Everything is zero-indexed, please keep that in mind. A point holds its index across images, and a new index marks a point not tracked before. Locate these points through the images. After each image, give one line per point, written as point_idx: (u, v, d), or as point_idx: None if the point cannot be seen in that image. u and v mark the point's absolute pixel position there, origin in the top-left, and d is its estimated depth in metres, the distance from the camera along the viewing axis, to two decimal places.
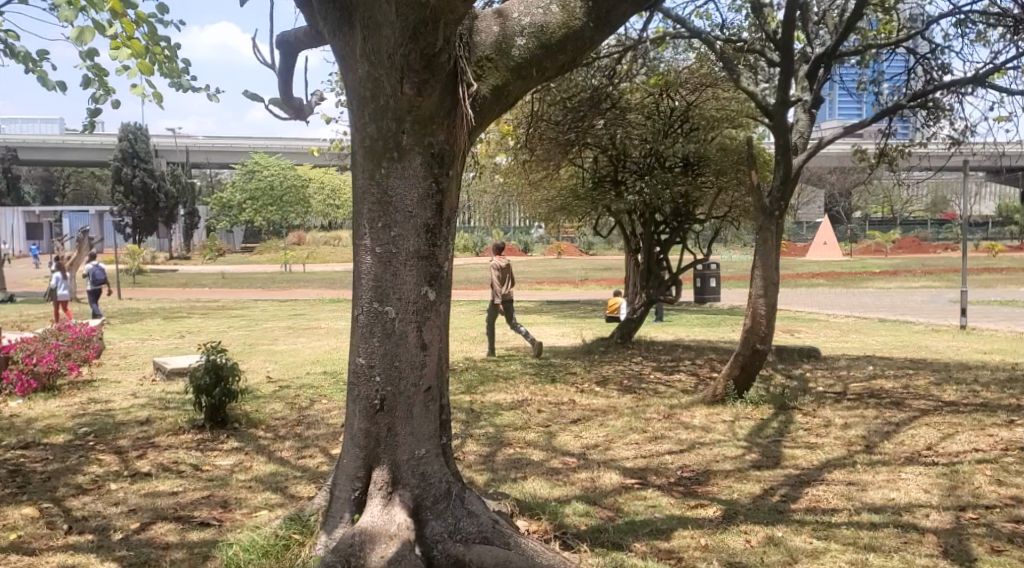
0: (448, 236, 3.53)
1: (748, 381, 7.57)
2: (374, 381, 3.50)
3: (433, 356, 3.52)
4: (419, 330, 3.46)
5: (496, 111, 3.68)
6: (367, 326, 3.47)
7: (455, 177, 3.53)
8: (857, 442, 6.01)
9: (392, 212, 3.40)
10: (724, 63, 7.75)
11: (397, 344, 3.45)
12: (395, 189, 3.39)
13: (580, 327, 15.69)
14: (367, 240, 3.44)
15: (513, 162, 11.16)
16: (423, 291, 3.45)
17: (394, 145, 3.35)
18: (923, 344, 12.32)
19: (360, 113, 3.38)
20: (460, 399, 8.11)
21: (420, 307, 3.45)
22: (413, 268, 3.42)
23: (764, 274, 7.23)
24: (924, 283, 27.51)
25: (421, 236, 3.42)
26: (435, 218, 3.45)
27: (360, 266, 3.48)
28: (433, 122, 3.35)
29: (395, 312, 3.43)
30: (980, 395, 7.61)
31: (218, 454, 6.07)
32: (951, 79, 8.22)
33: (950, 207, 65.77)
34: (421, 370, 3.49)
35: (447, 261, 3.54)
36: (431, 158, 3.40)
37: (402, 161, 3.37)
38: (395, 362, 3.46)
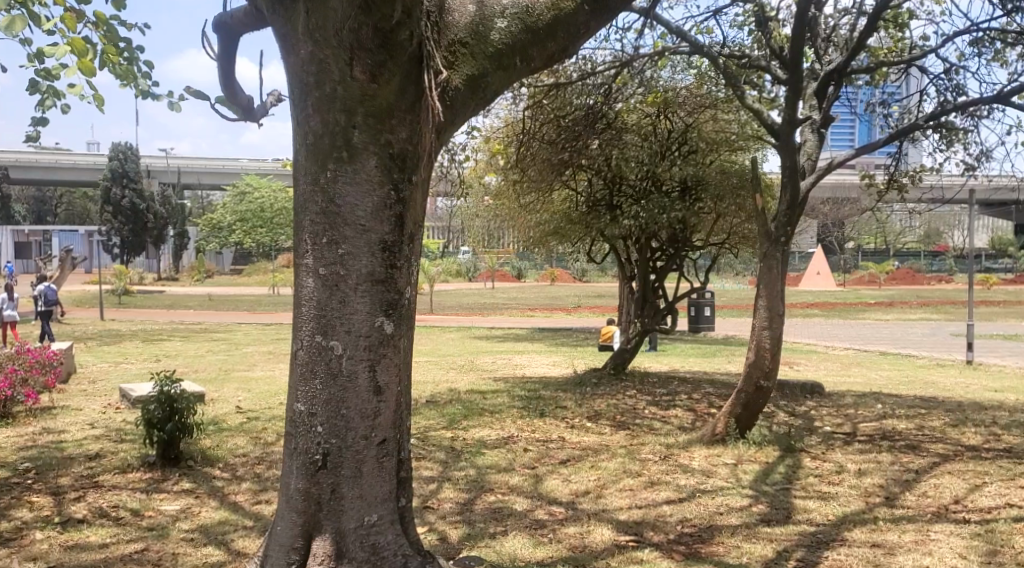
0: (411, 256, 2.98)
1: (752, 419, 6.97)
2: (316, 431, 2.92)
3: (390, 400, 2.96)
4: (373, 371, 2.89)
5: (472, 105, 3.16)
6: (307, 364, 2.89)
7: (420, 184, 3.00)
8: (874, 493, 5.43)
9: (340, 226, 2.84)
10: (726, 78, 7.26)
11: (345, 387, 2.87)
12: (345, 197, 2.84)
13: (571, 355, 15.10)
14: (309, 259, 2.88)
15: (503, 182, 10.57)
16: (378, 322, 2.88)
17: (344, 143, 2.82)
18: (930, 381, 11.77)
19: (304, 106, 2.86)
20: (441, 436, 7.49)
21: (375, 341, 2.88)
22: (364, 295, 2.85)
23: (770, 304, 6.63)
24: (923, 315, 27.09)
25: (376, 257, 2.86)
26: (394, 234, 2.89)
27: (300, 290, 2.91)
28: (393, 115, 2.83)
29: (342, 348, 2.86)
30: (1003, 439, 7.04)
31: (165, 497, 5.43)
32: (967, 100, 7.74)
33: (943, 240, 65.73)
34: (375, 418, 2.92)
35: (409, 286, 2.97)
36: (390, 160, 2.87)
37: (353, 165, 2.83)
38: (340, 408, 2.88)
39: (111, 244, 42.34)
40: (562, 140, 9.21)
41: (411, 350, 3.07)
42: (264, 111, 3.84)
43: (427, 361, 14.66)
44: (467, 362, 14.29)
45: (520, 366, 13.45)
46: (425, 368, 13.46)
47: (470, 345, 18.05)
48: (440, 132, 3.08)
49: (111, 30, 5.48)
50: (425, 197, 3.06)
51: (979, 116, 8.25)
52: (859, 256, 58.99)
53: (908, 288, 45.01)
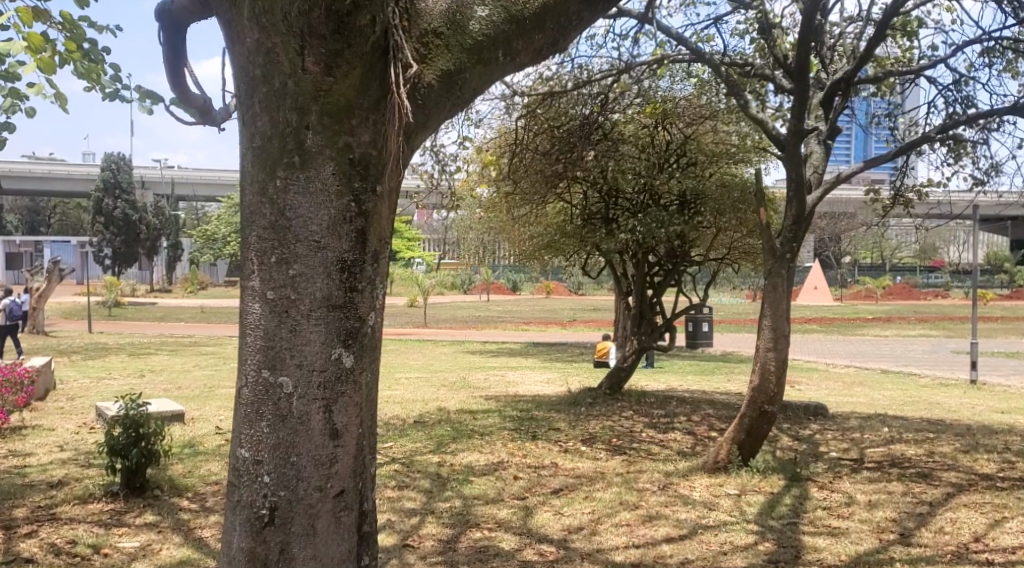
0: (377, 278, 2.65)
1: (755, 447, 6.62)
2: (263, 480, 2.58)
3: (350, 444, 2.62)
4: (329, 411, 2.56)
5: (450, 103, 2.83)
6: (252, 403, 2.56)
7: (387, 196, 2.67)
8: (888, 529, 5.06)
9: (291, 242, 2.52)
10: (729, 87, 6.95)
11: (295, 429, 2.54)
12: (298, 210, 2.52)
13: (565, 372, 14.73)
14: (255, 280, 2.56)
15: (495, 195, 10.19)
16: (335, 354, 2.55)
17: (296, 146, 2.51)
18: (934, 401, 11.42)
19: (252, 106, 2.57)
20: (428, 460, 7.11)
21: (332, 375, 2.55)
22: (318, 323, 2.52)
23: (773, 324, 6.30)
24: (922, 332, 26.80)
25: (333, 279, 2.53)
26: (355, 252, 2.56)
27: (247, 315, 2.59)
28: (353, 114, 2.52)
29: (291, 384, 2.53)
30: (1018, 467, 6.69)
31: (126, 533, 5.04)
32: (977, 113, 7.44)
33: (939, 255, 65.61)
34: (332, 464, 2.58)
35: (373, 313, 2.63)
36: (350, 167, 2.55)
37: (308, 172, 2.52)
38: (290, 453, 2.55)
39: (103, 255, 41.87)
40: (556, 151, 8.94)
41: (377, 383, 2.74)
42: (224, 114, 3.61)
43: (417, 378, 14.27)
44: (458, 378, 13.91)
45: (513, 383, 13.08)
46: (415, 385, 13.07)
47: (463, 360, 17.68)
48: (410, 134, 2.76)
49: (72, 27, 5.19)
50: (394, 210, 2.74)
51: (990, 130, 7.94)
52: (855, 270, 58.83)
53: (905, 304, 44.80)
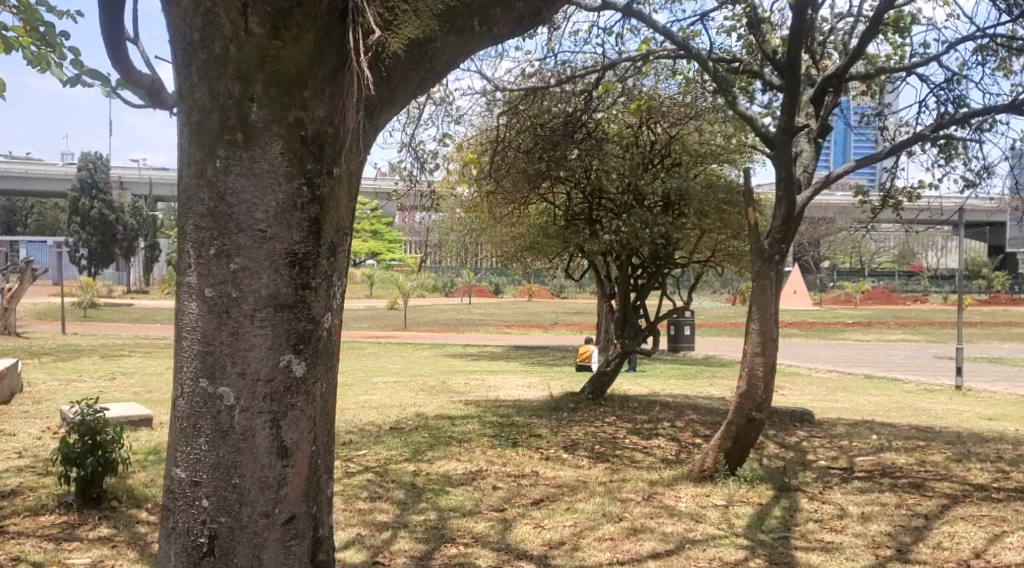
0: (331, 275, 2.57)
1: (742, 455, 6.34)
2: (201, 505, 2.46)
3: (300, 460, 2.53)
4: (276, 426, 2.46)
5: (419, 78, 2.82)
6: (190, 414, 2.46)
7: (343, 181, 2.60)
8: (884, 544, 4.84)
9: (233, 234, 2.42)
10: (717, 83, 6.74)
11: (239, 443, 2.43)
12: (242, 197, 2.42)
13: (547, 376, 14.47)
14: (194, 276, 2.45)
15: (476, 194, 9.90)
16: (283, 360, 2.46)
17: (238, 122, 2.41)
18: (921, 408, 11.26)
19: (190, 78, 2.46)
20: (403, 469, 6.82)
21: (281, 382, 2.46)
22: (264, 325, 2.43)
23: (761, 328, 6.07)
24: (903, 337, 26.78)
25: (281, 277, 2.44)
26: (305, 244, 2.48)
27: (185, 313, 2.48)
28: (304, 85, 2.44)
29: (231, 395, 2.43)
30: (1012, 478, 6.51)
31: (76, 547, 4.71)
32: (970, 111, 7.28)
33: (918, 260, 66.05)
34: (281, 486, 2.48)
35: (327, 312, 2.56)
36: (299, 148, 2.46)
37: (254, 151, 2.42)
38: (231, 473, 2.43)
39: (79, 255, 41.15)
40: (539, 150, 8.65)
41: (334, 385, 2.66)
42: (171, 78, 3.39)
43: (396, 382, 13.94)
44: (438, 383, 13.60)
45: (494, 388, 12.79)
46: (393, 389, 12.75)
47: (443, 364, 17.36)
48: (374, 111, 2.75)
49: (21, 8, 4.91)
50: (352, 197, 2.68)
51: (983, 129, 7.80)
52: (836, 275, 59.11)
53: (885, 308, 44.99)
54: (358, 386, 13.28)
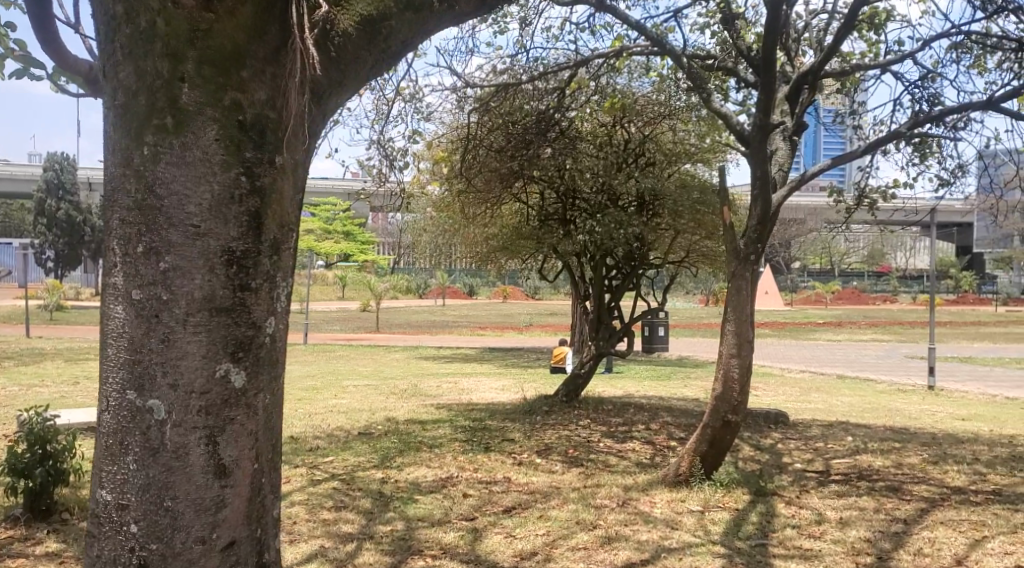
0: (273, 276, 2.53)
1: (717, 460, 6.20)
2: (129, 531, 2.42)
3: (240, 479, 2.49)
4: (212, 443, 2.41)
5: (372, 59, 2.84)
6: (118, 430, 2.41)
7: (287, 171, 2.57)
8: (863, 551, 4.74)
9: (164, 231, 2.36)
10: (691, 79, 6.61)
11: (174, 469, 2.39)
12: (173, 190, 2.37)
13: (520, 379, 14.29)
14: (120, 278, 2.39)
15: (448, 193, 9.69)
16: (220, 370, 2.41)
17: (168, 104, 2.37)
18: (895, 409, 11.24)
19: (118, 60, 2.43)
20: (371, 477, 6.62)
21: (218, 393, 2.42)
22: (197, 336, 2.38)
23: (737, 329, 5.94)
24: (875, 337, 26.95)
25: (216, 278, 2.39)
26: (243, 241, 2.43)
27: (111, 319, 2.43)
28: (242, 63, 2.43)
29: (161, 411, 2.37)
30: (989, 480, 6.47)
31: (21, 564, 4.45)
32: (946, 109, 7.24)
33: (888, 261, 66.77)
34: (221, 508, 2.45)
35: (269, 316, 2.53)
36: (237, 134, 2.43)
37: (187, 136, 2.38)
38: (165, 494, 2.39)
39: (45, 257, 40.28)
40: (511, 148, 8.51)
41: (279, 391, 2.63)
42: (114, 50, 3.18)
43: (367, 386, 13.68)
44: (410, 386, 13.36)
45: (466, 391, 12.59)
46: (363, 393, 12.50)
47: (415, 367, 17.12)
48: (321, 94, 2.74)
49: None
50: (297, 187, 2.65)
51: (957, 128, 7.79)
52: (807, 275, 59.58)
53: (855, 309, 45.43)
54: (328, 390, 13.00)
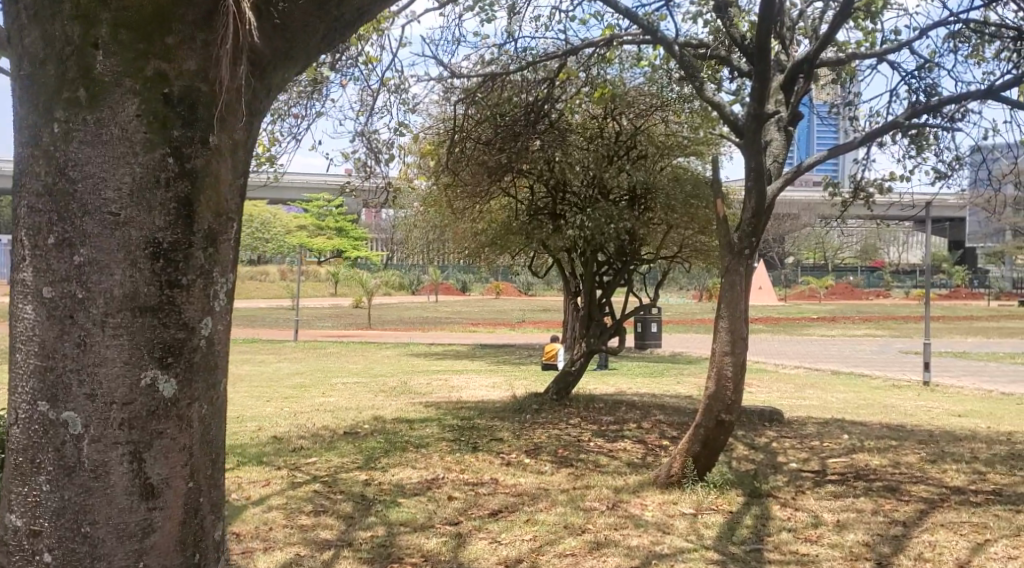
0: (209, 271, 2.31)
1: (711, 461, 6.01)
2: (45, 559, 2.23)
3: (172, 500, 2.29)
4: (137, 461, 2.21)
5: (321, 29, 2.63)
6: (31, 441, 2.22)
7: (223, 152, 2.34)
8: (862, 556, 4.55)
9: (78, 221, 2.16)
10: (683, 67, 6.42)
11: (91, 487, 2.19)
12: (88, 173, 2.16)
13: (511, 376, 14.10)
14: (30, 275, 2.19)
15: (435, 188, 9.48)
16: (144, 378, 2.19)
17: (81, 76, 2.16)
18: (891, 405, 11.09)
19: (27, 26, 2.25)
20: (354, 479, 6.41)
21: (144, 403, 2.20)
22: (116, 341, 2.16)
23: (731, 325, 5.75)
24: (868, 332, 26.92)
25: (139, 273, 2.17)
26: (171, 232, 2.21)
27: (22, 320, 2.23)
28: (165, 29, 2.22)
29: (76, 424, 2.17)
30: (989, 480, 6.31)
31: None
32: (946, 98, 7.06)
33: (880, 255, 66.85)
34: (149, 532, 2.25)
35: (204, 316, 2.30)
36: (162, 109, 2.21)
37: (105, 111, 2.17)
38: (84, 517, 2.19)
39: None
40: (500, 141, 8.29)
41: (219, 398, 2.41)
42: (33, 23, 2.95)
43: (356, 383, 13.48)
44: (399, 383, 13.16)
45: (456, 388, 12.40)
46: (352, 391, 12.30)
47: (405, 364, 16.92)
48: (263, 66, 2.53)
49: None
50: (237, 171, 2.42)
51: (955, 119, 7.61)
52: (800, 270, 59.56)
53: (848, 304, 45.43)
54: (316, 388, 12.81)
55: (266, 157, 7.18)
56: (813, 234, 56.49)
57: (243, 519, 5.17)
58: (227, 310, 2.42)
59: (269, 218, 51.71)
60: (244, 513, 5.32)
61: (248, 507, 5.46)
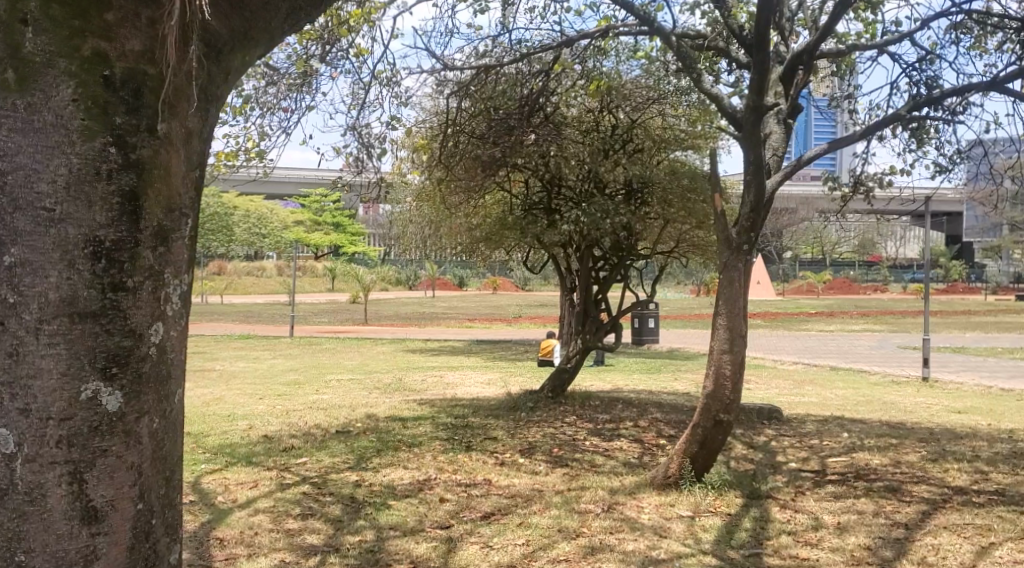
0: (159, 271, 2.35)
1: (709, 461, 5.88)
2: None
3: (116, 523, 2.32)
4: (78, 481, 2.23)
5: (280, 14, 2.73)
6: None
7: (173, 141, 2.38)
8: (864, 561, 4.42)
9: (11, 219, 2.14)
10: (681, 59, 6.28)
11: (30, 507, 2.20)
12: (19, 164, 2.15)
13: (507, 373, 13.94)
14: None
15: (428, 183, 9.31)
16: (85, 392, 2.21)
17: (11, 56, 2.15)
18: (891, 401, 10.96)
19: None
20: (344, 480, 6.27)
21: (84, 419, 2.22)
22: (54, 354, 2.17)
23: (729, 323, 5.61)
24: (866, 326, 26.81)
25: (78, 275, 2.18)
26: (113, 233, 2.22)
27: None
28: (106, 7, 2.23)
29: (11, 445, 2.18)
30: (992, 480, 6.18)
31: None
32: (948, 91, 6.93)
33: (877, 250, 66.73)
34: (92, 558, 2.28)
35: (151, 324, 2.34)
36: (101, 93, 2.22)
37: (38, 93, 2.17)
38: (18, 544, 2.21)
39: None
40: (493, 135, 8.10)
41: (171, 409, 2.46)
42: None
43: (350, 380, 13.32)
44: (394, 381, 13.02)
45: (451, 385, 12.26)
46: (346, 388, 12.15)
47: (401, 360, 16.75)
48: (218, 50, 2.60)
49: None
50: (190, 162, 2.48)
51: (957, 112, 7.48)
52: (798, 265, 59.44)
53: (846, 299, 45.29)
54: (310, 385, 12.66)
55: (255, 151, 6.99)
56: (811, 228, 56.33)
57: (228, 524, 5.03)
58: (179, 318, 2.47)
59: (265, 213, 51.43)
60: (230, 517, 5.17)
61: (233, 511, 5.31)
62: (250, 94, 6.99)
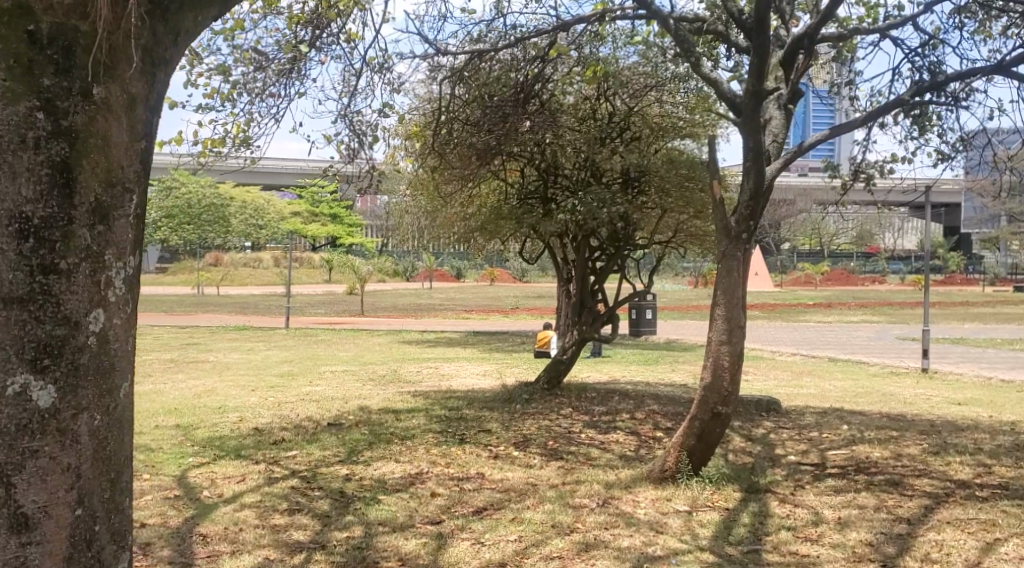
0: (97, 252, 2.41)
1: (707, 455, 5.74)
2: None
3: (51, 530, 2.39)
4: (7, 483, 2.30)
5: None
6: None
7: (110, 108, 2.44)
8: (866, 557, 4.30)
9: None
10: (679, 42, 6.12)
11: None
12: None
13: (503, 364, 13.80)
14: None
15: (422, 171, 9.14)
16: (15, 391, 2.29)
17: None
18: (890, 393, 10.84)
19: None
20: (334, 473, 6.14)
21: (15, 417, 2.30)
22: None
23: (728, 313, 5.47)
24: (864, 318, 26.69)
25: (6, 258, 2.25)
26: (46, 216, 2.30)
27: None
28: None
29: None
30: (996, 473, 6.05)
31: None
32: (951, 76, 6.78)
33: (875, 241, 66.63)
34: (26, 566, 2.35)
35: (90, 317, 2.41)
36: (27, 52, 2.29)
37: None
38: None
39: None
40: (487, 122, 7.95)
41: (115, 405, 2.52)
42: None
43: (345, 372, 13.17)
44: (389, 372, 12.88)
45: (447, 377, 12.13)
46: (340, 379, 12.02)
47: (397, 352, 16.60)
48: (166, 13, 2.64)
49: None
50: (133, 132, 2.53)
51: (960, 98, 7.33)
52: (796, 256, 59.32)
53: (844, 290, 45.19)
54: (304, 377, 12.52)
55: (243, 139, 6.83)
56: (809, 219, 56.17)
57: (213, 519, 4.89)
58: (123, 307, 2.53)
59: (262, 204, 51.21)
60: (214, 512, 5.03)
61: (218, 506, 5.18)
62: (237, 79, 6.82)
